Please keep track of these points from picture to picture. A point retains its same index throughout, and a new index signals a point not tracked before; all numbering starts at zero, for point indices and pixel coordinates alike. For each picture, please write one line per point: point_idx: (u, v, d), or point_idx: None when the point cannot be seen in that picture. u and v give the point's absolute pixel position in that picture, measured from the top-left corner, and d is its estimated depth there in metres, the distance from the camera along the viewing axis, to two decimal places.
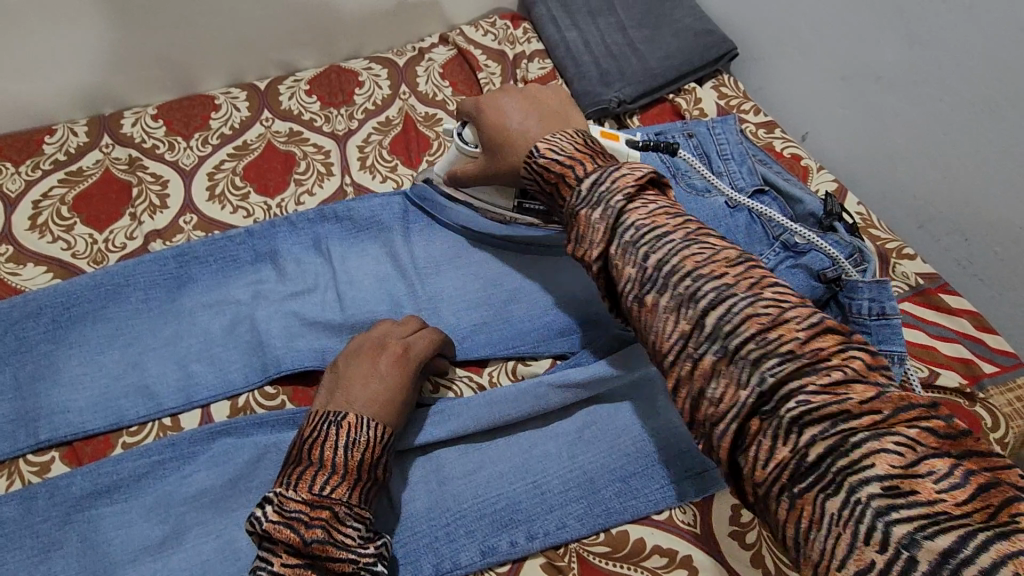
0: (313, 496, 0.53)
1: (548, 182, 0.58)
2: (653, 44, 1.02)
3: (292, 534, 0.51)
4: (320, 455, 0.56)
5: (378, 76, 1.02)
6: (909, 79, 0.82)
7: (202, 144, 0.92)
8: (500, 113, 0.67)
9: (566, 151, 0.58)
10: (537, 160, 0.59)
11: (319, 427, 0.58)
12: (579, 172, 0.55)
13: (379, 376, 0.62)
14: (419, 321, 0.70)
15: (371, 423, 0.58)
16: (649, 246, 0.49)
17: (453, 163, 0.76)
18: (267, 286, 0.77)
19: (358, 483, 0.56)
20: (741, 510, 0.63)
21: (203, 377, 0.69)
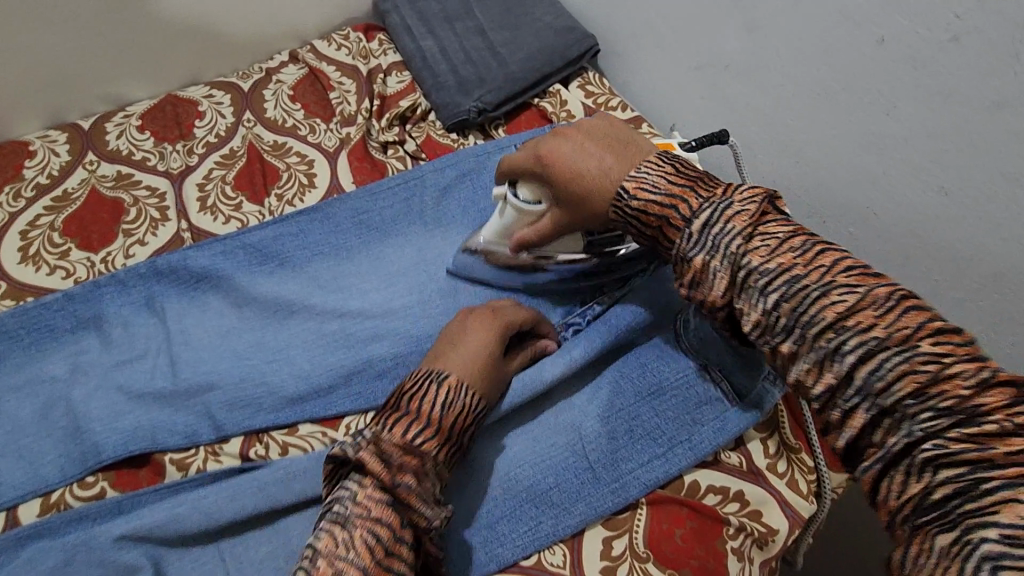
0: (405, 441, 0.50)
1: (646, 229, 0.53)
2: (512, 47, 0.98)
3: (382, 472, 0.48)
4: (417, 407, 0.53)
5: (221, 104, 0.94)
6: (755, 70, 0.82)
7: (14, 199, 0.81)
8: (559, 150, 0.59)
9: (652, 188, 0.52)
10: (628, 202, 0.53)
11: (421, 382, 0.55)
12: (682, 214, 0.50)
13: (474, 337, 0.60)
14: (512, 300, 0.69)
15: (468, 388, 0.56)
16: (667, 207, 0.51)
17: (510, 228, 0.68)
18: (89, 357, 0.69)
19: (447, 443, 0.53)
20: (612, 542, 0.60)
21: (8, 477, 0.61)
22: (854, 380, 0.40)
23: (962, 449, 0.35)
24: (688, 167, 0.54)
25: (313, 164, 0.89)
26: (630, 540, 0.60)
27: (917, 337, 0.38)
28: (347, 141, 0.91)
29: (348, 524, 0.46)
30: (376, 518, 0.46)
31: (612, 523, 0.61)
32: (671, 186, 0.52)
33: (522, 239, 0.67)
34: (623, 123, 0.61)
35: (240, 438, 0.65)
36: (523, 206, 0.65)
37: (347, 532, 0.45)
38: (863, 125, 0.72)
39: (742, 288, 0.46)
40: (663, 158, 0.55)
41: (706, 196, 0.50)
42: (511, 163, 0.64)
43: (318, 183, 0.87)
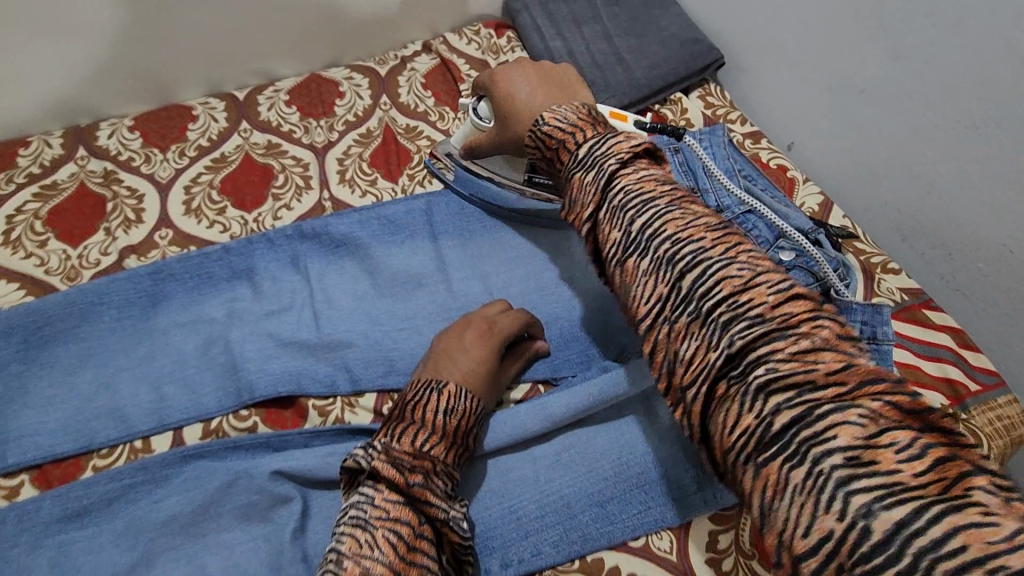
0: (415, 448, 0.54)
1: (548, 152, 0.56)
2: (637, 53, 1.01)
3: (399, 474, 0.51)
4: (421, 415, 0.57)
5: (359, 86, 1.01)
6: (891, 94, 0.81)
7: (179, 157, 0.90)
8: (510, 89, 0.64)
9: (562, 119, 0.55)
10: (541, 126, 0.57)
11: (423, 391, 0.59)
12: (575, 140, 0.53)
13: (471, 350, 0.64)
14: (506, 305, 0.73)
15: (468, 393, 0.60)
16: (568, 133, 0.54)
17: (468, 134, 0.77)
18: (243, 304, 0.76)
19: (453, 446, 0.57)
20: (718, 537, 0.62)
21: (175, 401, 0.68)
22: (750, 374, 0.38)
23: (861, 449, 0.33)
24: (600, 113, 0.56)
25: None
26: (736, 537, 0.62)
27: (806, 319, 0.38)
28: None
29: (368, 525, 0.49)
30: (394, 518, 0.50)
31: (719, 518, 0.63)
32: (579, 119, 0.54)
33: (468, 146, 0.76)
34: (579, 76, 0.64)
35: (374, 394, 0.71)
36: (479, 119, 0.73)
37: (368, 533, 0.48)
38: (1007, 160, 0.70)
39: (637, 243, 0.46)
40: (588, 105, 0.57)
41: (600, 130, 0.53)
42: (478, 82, 0.71)
43: None
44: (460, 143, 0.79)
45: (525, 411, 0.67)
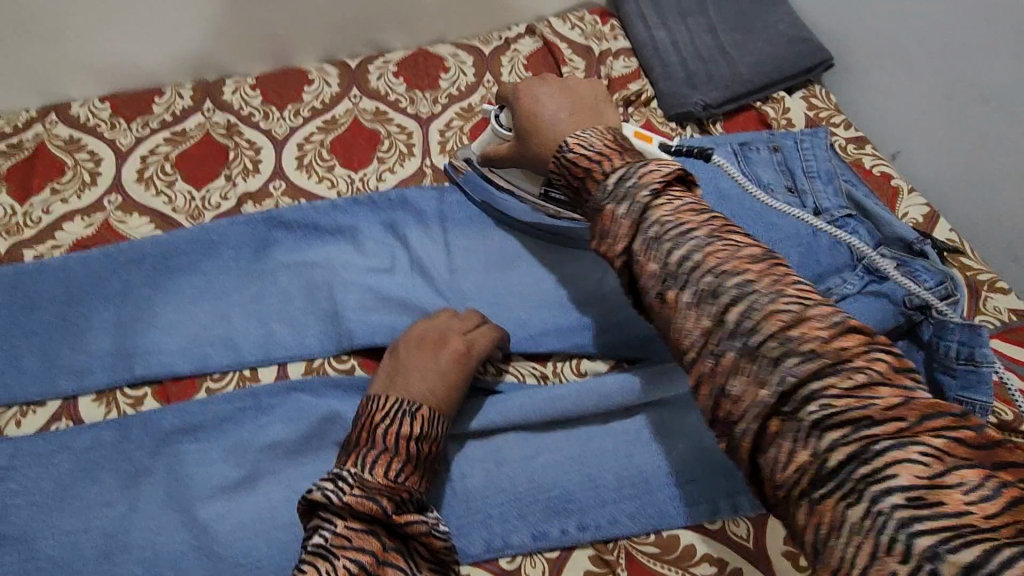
0: (388, 480, 0.54)
1: (575, 177, 0.55)
2: (744, 49, 0.99)
3: (374, 506, 0.51)
4: (394, 443, 0.56)
5: (464, 63, 1.04)
6: (1022, 106, 0.77)
7: (294, 116, 0.96)
8: (533, 102, 0.66)
9: (588, 147, 0.55)
10: (565, 153, 0.56)
11: (394, 414, 0.58)
12: (603, 168, 0.53)
13: (443, 367, 0.63)
14: (478, 319, 0.70)
15: (440, 417, 0.60)
16: (597, 159, 0.54)
17: (487, 142, 0.78)
18: (345, 256, 0.80)
19: (423, 472, 0.57)
20: None
21: (282, 338, 0.73)
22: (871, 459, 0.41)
23: (925, 490, 0.34)
24: (626, 137, 0.57)
25: None
26: None
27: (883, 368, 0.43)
28: None
29: (331, 555, 0.48)
30: (358, 545, 0.49)
31: None
32: (606, 146, 0.55)
33: (487, 154, 0.76)
34: (602, 95, 0.68)
35: None
36: (500, 125, 0.73)
37: (329, 563, 0.48)
38: None
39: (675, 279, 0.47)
40: (612, 129, 0.58)
41: (628, 159, 0.54)
42: (502, 90, 0.71)
43: None
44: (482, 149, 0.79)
45: (612, 382, 0.67)
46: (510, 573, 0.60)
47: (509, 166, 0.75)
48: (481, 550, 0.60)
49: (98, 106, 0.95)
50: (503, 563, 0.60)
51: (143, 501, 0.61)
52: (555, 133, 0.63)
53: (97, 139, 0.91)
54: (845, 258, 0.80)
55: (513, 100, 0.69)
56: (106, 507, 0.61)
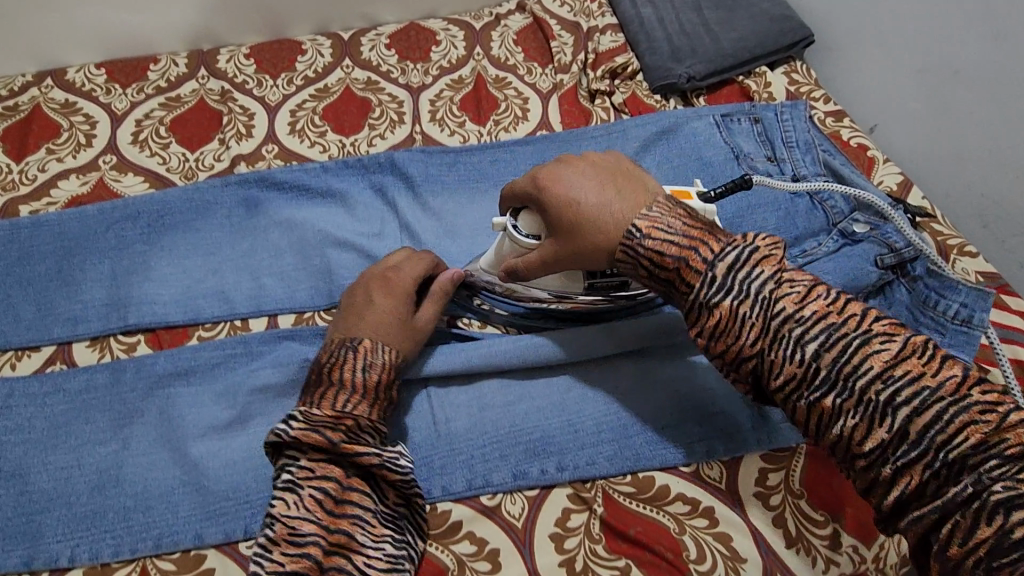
0: (335, 411, 0.57)
1: (661, 270, 0.55)
2: (728, 26, 1.02)
3: (320, 437, 0.55)
4: (339, 378, 0.59)
5: (455, 37, 1.07)
6: (991, 76, 0.80)
7: (287, 84, 0.98)
8: (567, 195, 0.60)
9: (667, 229, 0.55)
10: (641, 241, 0.56)
11: (338, 353, 0.61)
12: (702, 257, 0.52)
13: (377, 303, 0.65)
14: (413, 252, 0.71)
15: (385, 346, 0.62)
16: (685, 249, 0.54)
17: (502, 257, 0.68)
18: (335, 217, 0.82)
19: (377, 401, 0.60)
20: (767, 473, 0.64)
21: (273, 291, 0.75)
22: None
23: None
24: (694, 211, 0.57)
25: (527, 100, 0.98)
26: (785, 475, 0.64)
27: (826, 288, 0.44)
28: (560, 86, 1.00)
29: (295, 488, 0.54)
30: (319, 476, 0.55)
31: (771, 458, 0.65)
32: (688, 230, 0.55)
33: (512, 267, 0.66)
34: (628, 158, 0.64)
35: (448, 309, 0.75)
36: (520, 238, 0.64)
37: (296, 493, 0.53)
38: None
39: (721, 286, 0.51)
40: (676, 202, 0.58)
41: (721, 241, 0.53)
42: (522, 189, 0.64)
43: (530, 117, 0.97)
44: (494, 272, 0.69)
45: (593, 332, 0.69)
46: (491, 510, 0.62)
47: (542, 276, 0.65)
48: (463, 488, 0.63)
49: (93, 72, 0.97)
50: (484, 500, 0.63)
51: (136, 439, 0.63)
52: (608, 218, 0.58)
53: (93, 103, 0.93)
54: (821, 222, 0.82)
55: (538, 203, 0.62)
56: (99, 445, 0.63)
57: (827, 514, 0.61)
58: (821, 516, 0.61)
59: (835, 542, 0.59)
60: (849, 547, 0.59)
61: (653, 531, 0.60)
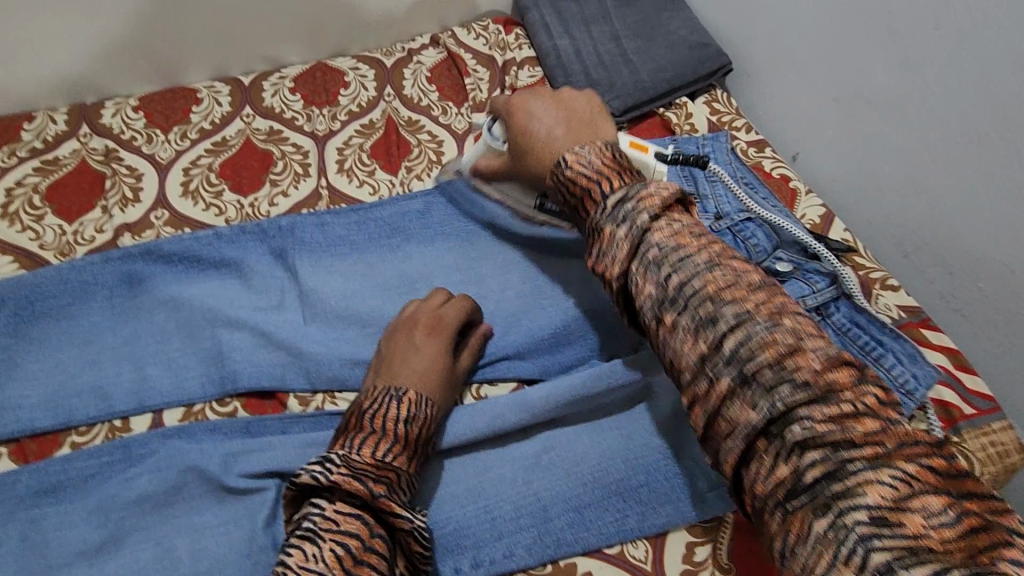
0: (376, 461, 0.55)
1: (573, 199, 0.56)
2: (646, 56, 0.99)
3: (361, 487, 0.52)
4: (382, 426, 0.58)
5: (365, 76, 1.01)
6: (900, 106, 0.79)
7: (181, 138, 0.91)
8: (526, 121, 0.65)
9: (586, 164, 0.54)
10: (563, 171, 0.56)
11: (383, 401, 0.60)
12: (601, 190, 0.53)
13: (423, 351, 0.66)
14: (447, 294, 0.74)
15: (427, 400, 0.62)
16: (592, 181, 0.53)
17: (477, 157, 0.79)
18: (232, 292, 0.76)
19: (414, 454, 0.58)
20: (695, 548, 0.61)
21: (158, 382, 0.68)
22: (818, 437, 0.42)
23: (889, 510, 0.35)
24: (623, 154, 0.56)
25: (442, 143, 0.93)
26: (713, 550, 0.61)
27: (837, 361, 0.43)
28: (476, 126, 0.96)
29: (318, 538, 0.49)
30: (344, 529, 0.50)
31: (696, 530, 0.62)
32: (603, 165, 0.54)
33: (480, 166, 0.77)
34: (599, 104, 0.66)
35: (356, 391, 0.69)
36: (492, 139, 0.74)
37: (316, 545, 0.49)
38: (1014, 180, 0.68)
39: (673, 303, 0.46)
40: (610, 144, 0.57)
41: (625, 180, 0.53)
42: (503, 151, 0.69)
43: (444, 162, 0.92)
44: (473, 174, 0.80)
45: (508, 401, 0.66)
46: None
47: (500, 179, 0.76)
48: None
49: None
50: None
51: None
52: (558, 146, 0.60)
53: None
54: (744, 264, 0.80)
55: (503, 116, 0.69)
56: None
57: None
58: None
59: None
60: None
61: None
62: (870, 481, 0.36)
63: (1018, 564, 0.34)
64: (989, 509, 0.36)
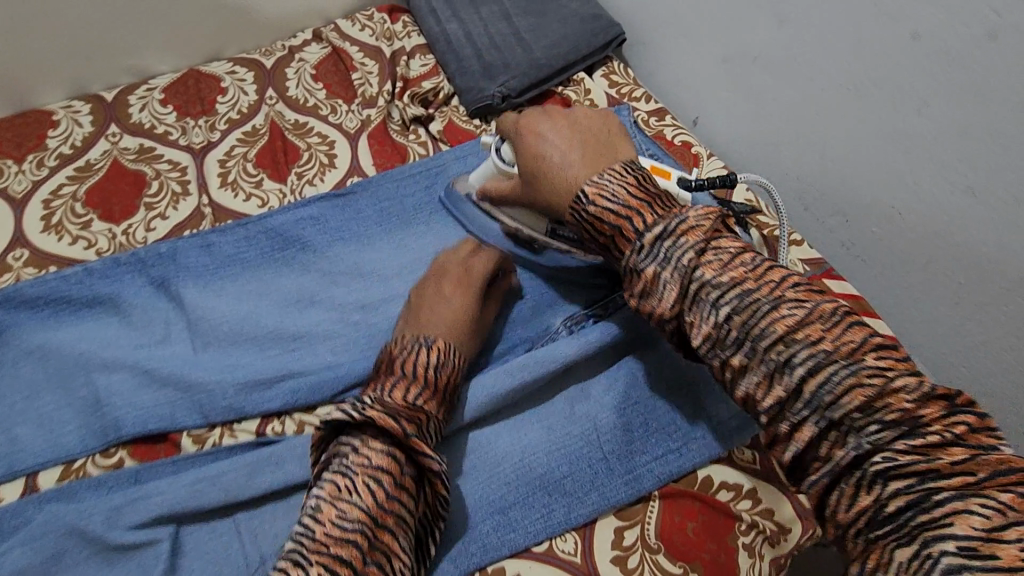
0: (406, 402, 0.55)
1: (600, 237, 0.53)
2: (538, 33, 0.96)
3: (397, 424, 0.52)
4: (411, 371, 0.58)
5: (243, 80, 0.94)
6: (782, 60, 0.80)
7: (37, 167, 0.82)
8: (534, 138, 0.62)
9: (611, 198, 0.52)
10: (586, 207, 0.53)
11: (411, 348, 0.60)
12: (636, 226, 0.50)
13: (455, 300, 0.65)
14: (474, 244, 0.73)
15: (455, 350, 0.61)
16: (622, 218, 0.51)
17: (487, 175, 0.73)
18: (108, 332, 0.69)
19: (442, 399, 0.58)
20: (624, 533, 0.60)
21: (29, 443, 0.62)
22: (803, 394, 0.44)
23: (978, 541, 0.35)
24: (644, 176, 0.54)
25: (334, 145, 0.88)
26: (641, 531, 0.60)
27: (861, 351, 0.43)
28: (367, 124, 0.90)
29: (350, 472, 0.50)
30: (377, 463, 0.50)
31: (624, 514, 0.61)
32: (630, 196, 0.52)
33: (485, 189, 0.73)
34: (616, 127, 0.63)
35: (257, 418, 0.65)
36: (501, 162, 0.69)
37: (349, 478, 0.49)
38: (891, 122, 0.70)
39: (648, 253, 0.49)
40: (628, 166, 0.55)
41: (659, 211, 0.51)
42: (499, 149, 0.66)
43: (338, 164, 0.86)
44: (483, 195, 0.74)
45: None
46: None
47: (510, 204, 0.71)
48: None
49: None
50: None
51: None
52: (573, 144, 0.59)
53: None
54: None
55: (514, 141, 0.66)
56: None
57: (685, 564, 0.58)
58: (678, 568, 0.58)
59: None
60: None
61: None
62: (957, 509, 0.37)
63: (984, 508, 0.36)
64: (960, 460, 0.39)
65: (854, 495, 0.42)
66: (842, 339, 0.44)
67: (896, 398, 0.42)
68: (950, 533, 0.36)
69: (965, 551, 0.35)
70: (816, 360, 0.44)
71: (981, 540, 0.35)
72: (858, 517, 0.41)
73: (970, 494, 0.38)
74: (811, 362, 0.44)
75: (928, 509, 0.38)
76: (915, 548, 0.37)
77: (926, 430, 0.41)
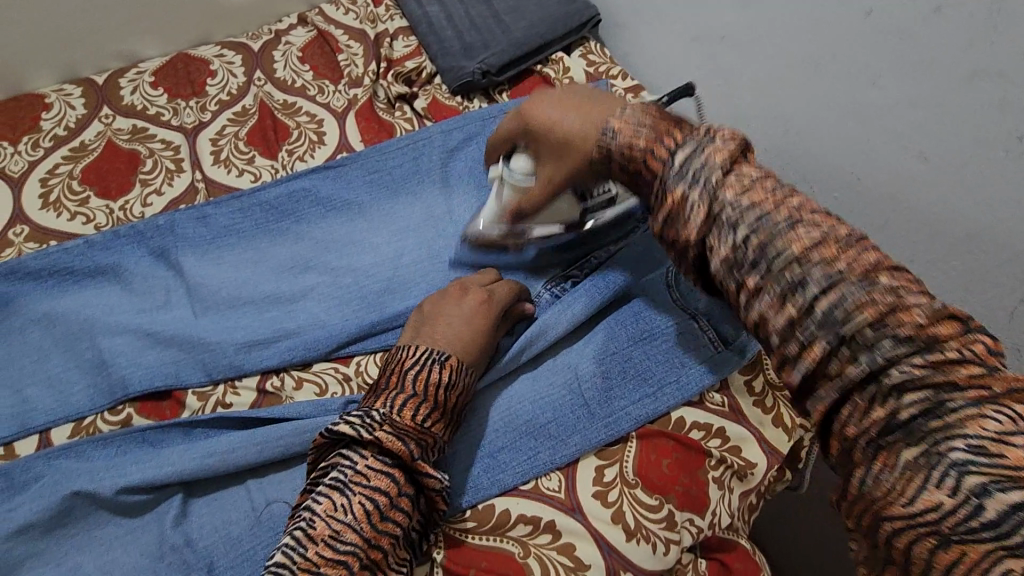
0: (415, 424, 0.56)
1: (631, 165, 0.49)
2: (516, 14, 1.00)
3: (403, 447, 0.53)
4: (423, 389, 0.58)
5: (232, 63, 0.97)
6: (745, 37, 0.83)
7: (33, 148, 0.84)
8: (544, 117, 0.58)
9: (634, 124, 0.50)
10: (610, 138, 0.51)
11: (423, 364, 0.60)
12: (665, 147, 0.47)
13: (464, 316, 0.65)
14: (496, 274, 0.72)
15: (467, 369, 0.62)
16: (649, 142, 0.48)
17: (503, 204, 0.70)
18: (109, 301, 0.72)
19: (448, 422, 0.59)
20: (604, 470, 0.65)
21: (41, 402, 0.65)
22: (816, 311, 0.39)
23: (991, 442, 0.33)
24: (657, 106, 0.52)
25: (322, 123, 0.91)
26: (620, 469, 0.65)
27: (875, 271, 0.39)
28: (355, 102, 0.93)
29: (348, 489, 0.51)
30: (375, 484, 0.52)
31: (603, 453, 0.66)
32: (653, 121, 0.49)
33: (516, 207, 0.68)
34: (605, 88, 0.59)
35: (256, 375, 0.69)
36: (517, 178, 0.66)
37: (346, 497, 0.51)
38: (846, 95, 0.72)
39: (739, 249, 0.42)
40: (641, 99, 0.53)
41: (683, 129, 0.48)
42: (508, 131, 0.65)
43: (327, 141, 0.90)
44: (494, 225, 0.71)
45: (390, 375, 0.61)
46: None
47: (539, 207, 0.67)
48: None
49: None
50: None
51: None
52: (555, 112, 0.57)
53: None
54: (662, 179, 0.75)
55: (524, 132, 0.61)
56: None
57: (660, 496, 0.63)
58: (654, 500, 0.63)
59: (670, 523, 0.63)
60: (686, 523, 0.63)
61: (500, 562, 0.60)
62: (974, 416, 0.34)
63: (999, 414, 0.34)
64: (978, 374, 0.36)
65: (868, 409, 0.38)
66: (857, 259, 0.39)
67: (911, 314, 0.37)
68: (959, 432, 0.34)
69: (975, 450, 0.33)
70: (831, 277, 0.39)
71: (992, 439, 0.33)
72: (868, 427, 0.37)
73: (987, 402, 0.35)
74: (824, 280, 0.39)
75: (942, 415, 0.35)
76: (923, 448, 0.35)
77: (945, 346, 0.37)
